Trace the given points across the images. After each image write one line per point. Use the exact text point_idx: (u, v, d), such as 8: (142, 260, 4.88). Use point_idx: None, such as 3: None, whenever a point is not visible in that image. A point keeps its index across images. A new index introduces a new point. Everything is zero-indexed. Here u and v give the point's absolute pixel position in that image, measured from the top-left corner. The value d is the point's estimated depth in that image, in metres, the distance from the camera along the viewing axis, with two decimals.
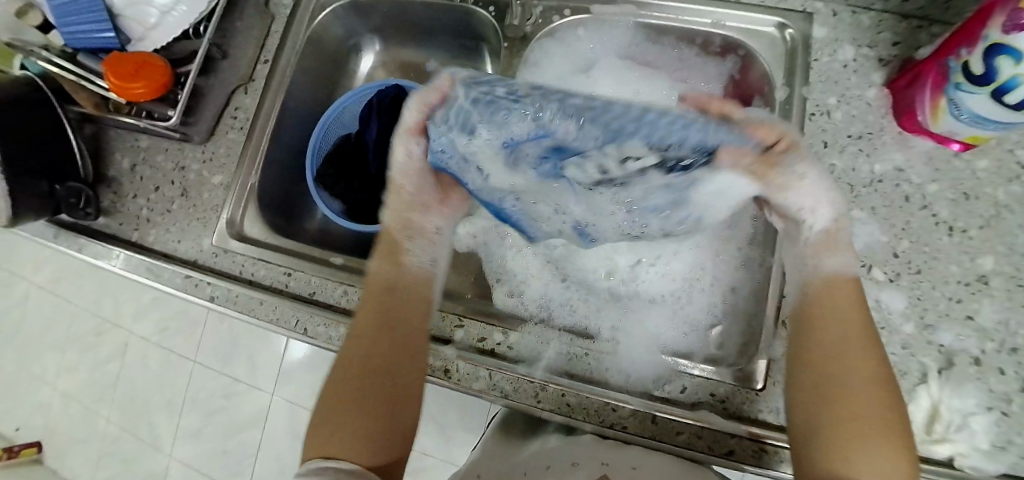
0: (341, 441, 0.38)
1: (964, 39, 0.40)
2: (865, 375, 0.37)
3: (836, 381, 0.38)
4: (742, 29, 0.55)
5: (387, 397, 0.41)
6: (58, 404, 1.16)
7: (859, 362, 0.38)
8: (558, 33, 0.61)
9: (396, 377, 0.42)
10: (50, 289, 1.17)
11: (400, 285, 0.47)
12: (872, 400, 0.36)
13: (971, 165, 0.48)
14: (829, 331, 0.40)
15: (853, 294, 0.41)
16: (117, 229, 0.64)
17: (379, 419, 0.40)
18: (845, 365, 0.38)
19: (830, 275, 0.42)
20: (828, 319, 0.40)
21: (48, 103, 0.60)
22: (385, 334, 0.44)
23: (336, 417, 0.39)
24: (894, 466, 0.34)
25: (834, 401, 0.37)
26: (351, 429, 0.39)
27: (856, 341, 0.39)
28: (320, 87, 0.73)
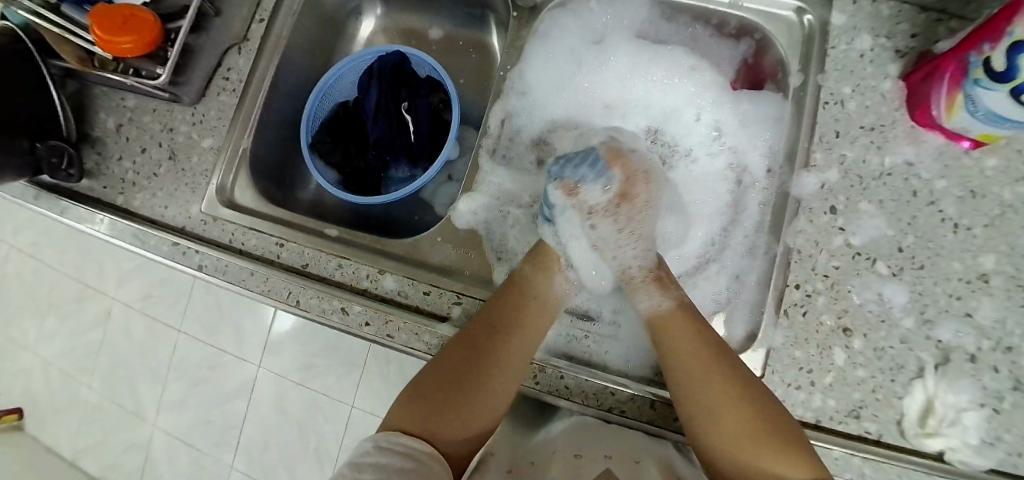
0: (431, 426, 0.41)
1: (988, 35, 0.39)
2: (704, 397, 0.42)
3: (693, 401, 0.42)
4: (759, 11, 0.54)
5: (472, 403, 0.43)
6: (37, 370, 1.14)
7: (705, 388, 0.42)
8: (571, 4, 0.58)
9: (484, 389, 0.44)
10: (29, 253, 1.14)
11: (528, 303, 0.49)
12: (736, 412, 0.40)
13: (980, 162, 0.47)
14: (677, 360, 0.44)
15: (687, 320, 0.46)
16: (102, 192, 0.62)
17: (465, 413, 0.43)
18: (694, 382, 0.43)
19: (660, 310, 0.48)
20: (678, 361, 0.44)
21: (28, 55, 0.56)
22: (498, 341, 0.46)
23: (413, 404, 0.42)
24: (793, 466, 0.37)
25: (698, 419, 0.42)
26: (437, 419, 0.41)
27: (693, 372, 0.43)
28: (318, 53, 0.71)
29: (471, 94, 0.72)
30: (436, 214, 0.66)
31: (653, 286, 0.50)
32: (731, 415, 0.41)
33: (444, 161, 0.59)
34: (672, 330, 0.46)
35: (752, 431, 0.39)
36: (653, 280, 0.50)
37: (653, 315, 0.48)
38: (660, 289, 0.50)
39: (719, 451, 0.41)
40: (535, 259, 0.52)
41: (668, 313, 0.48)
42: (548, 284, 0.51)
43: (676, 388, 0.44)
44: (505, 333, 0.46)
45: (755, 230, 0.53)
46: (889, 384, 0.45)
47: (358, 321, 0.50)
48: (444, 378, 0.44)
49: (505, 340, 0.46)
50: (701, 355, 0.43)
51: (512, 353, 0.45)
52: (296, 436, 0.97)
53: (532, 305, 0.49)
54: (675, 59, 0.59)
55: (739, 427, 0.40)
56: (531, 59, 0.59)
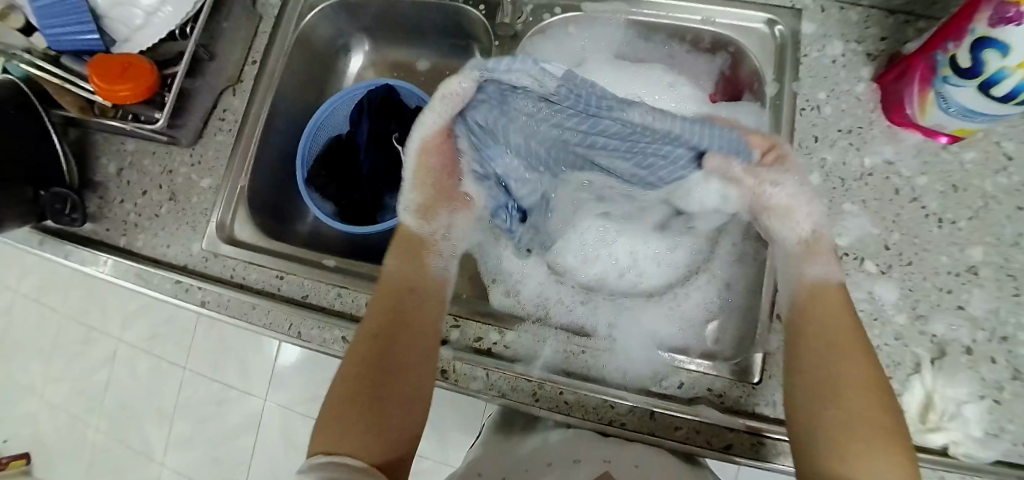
0: (352, 437, 0.38)
1: (951, 33, 0.40)
2: (851, 378, 0.38)
3: (829, 377, 0.39)
4: (732, 24, 0.56)
5: (387, 405, 0.42)
6: (46, 413, 1.14)
7: (847, 363, 0.39)
8: (550, 29, 0.61)
9: (395, 388, 0.43)
10: (35, 297, 1.15)
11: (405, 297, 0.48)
12: (869, 404, 0.37)
13: (959, 157, 0.48)
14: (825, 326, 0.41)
15: (842, 303, 0.42)
16: (105, 235, 0.63)
17: (381, 421, 0.40)
18: (838, 362, 0.39)
19: (811, 284, 0.44)
20: (813, 329, 0.42)
21: (32, 107, 0.58)
22: (393, 340, 0.45)
23: (331, 427, 0.40)
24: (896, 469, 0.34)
25: (822, 396, 0.38)
26: (353, 433, 0.39)
27: (835, 347, 0.40)
28: (310, 89, 0.73)
29: None
30: None
31: (815, 252, 0.45)
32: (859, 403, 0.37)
33: None
34: (823, 306, 0.42)
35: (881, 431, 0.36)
36: (813, 248, 0.46)
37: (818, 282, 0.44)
38: (825, 258, 0.45)
39: (830, 429, 0.37)
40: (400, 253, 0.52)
41: (828, 289, 0.43)
42: (421, 272, 0.51)
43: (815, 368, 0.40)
44: (404, 329, 0.46)
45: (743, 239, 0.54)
46: (888, 381, 0.45)
47: None
48: (351, 389, 0.42)
49: (399, 339, 0.45)
50: (841, 336, 0.40)
51: (412, 350, 0.45)
52: None
53: (411, 297, 0.49)
54: (655, 71, 0.60)
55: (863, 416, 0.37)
56: None
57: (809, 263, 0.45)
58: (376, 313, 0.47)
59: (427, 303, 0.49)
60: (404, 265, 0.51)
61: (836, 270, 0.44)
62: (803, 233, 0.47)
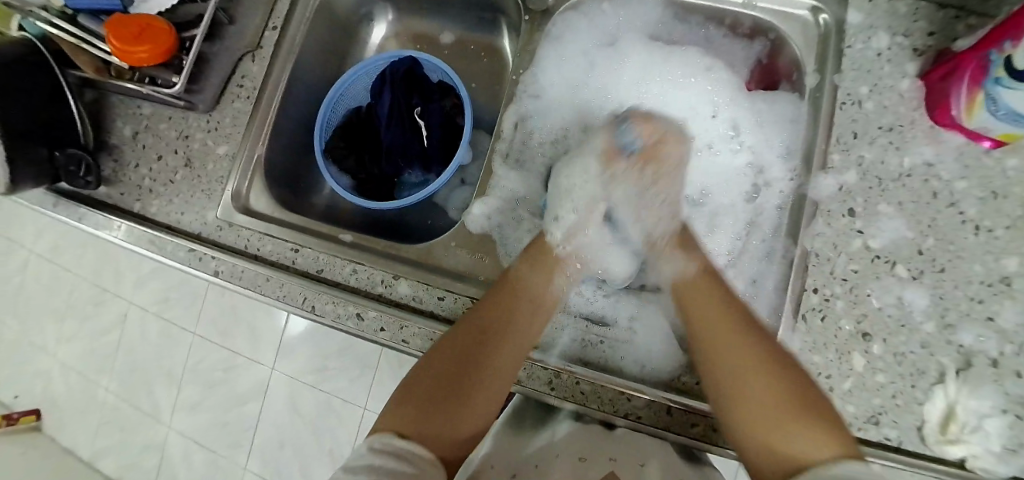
0: (423, 428, 0.40)
1: (1009, 32, 0.38)
2: (733, 366, 0.42)
3: (721, 375, 0.43)
4: (774, 10, 0.53)
5: (457, 403, 0.43)
6: (56, 371, 1.15)
7: (729, 348, 0.43)
8: (582, 6, 0.58)
9: (471, 391, 0.44)
10: (49, 257, 1.16)
11: (522, 304, 0.49)
12: (759, 383, 0.41)
13: (1002, 162, 0.46)
14: (699, 311, 0.47)
15: (724, 293, 0.47)
16: (119, 199, 0.63)
17: (453, 417, 0.42)
18: (720, 350, 0.44)
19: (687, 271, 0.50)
20: (699, 314, 0.46)
21: (47, 65, 0.57)
22: (486, 348, 0.46)
23: (404, 409, 0.42)
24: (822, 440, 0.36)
25: (727, 395, 0.42)
26: (423, 423, 0.41)
27: (715, 341, 0.44)
28: (330, 58, 0.71)
29: (481, 97, 0.72)
30: (448, 217, 0.67)
31: (675, 247, 0.52)
32: (754, 386, 0.41)
33: (456, 166, 0.60)
34: (694, 303, 0.48)
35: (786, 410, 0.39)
36: (676, 244, 0.52)
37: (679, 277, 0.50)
38: (683, 253, 0.51)
39: (735, 413, 0.41)
40: (534, 259, 0.52)
41: (692, 280, 0.49)
42: (546, 284, 0.51)
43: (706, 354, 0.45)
44: (499, 337, 0.46)
45: (772, 234, 0.52)
46: (910, 389, 0.44)
47: (373, 326, 0.51)
48: (432, 385, 0.44)
49: (496, 348, 0.46)
50: (718, 317, 0.45)
51: (504, 361, 0.46)
52: (309, 437, 0.97)
53: (526, 306, 0.49)
54: (690, 54, 0.59)
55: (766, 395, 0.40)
56: (542, 61, 0.59)
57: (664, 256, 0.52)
58: (491, 312, 0.47)
59: (530, 317, 0.49)
60: (537, 274, 0.51)
61: (687, 263, 0.50)
62: (653, 229, 0.53)
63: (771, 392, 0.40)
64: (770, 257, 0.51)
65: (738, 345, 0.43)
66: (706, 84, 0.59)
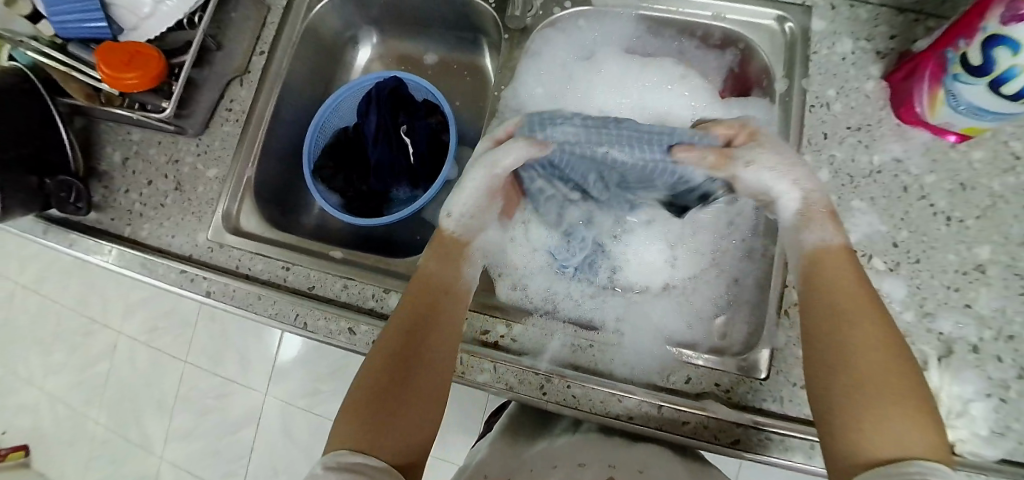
0: (370, 438, 0.37)
1: (963, 31, 0.40)
2: (854, 335, 0.36)
3: (835, 336, 0.37)
4: (742, 21, 0.56)
5: (404, 404, 0.40)
6: (44, 406, 1.13)
7: (855, 320, 0.37)
8: (560, 23, 0.61)
9: (413, 388, 0.41)
10: (37, 290, 1.15)
11: (438, 294, 0.48)
12: (877, 359, 0.35)
13: (967, 155, 0.48)
14: (832, 289, 0.40)
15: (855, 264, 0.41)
16: (109, 224, 0.63)
17: (400, 421, 0.39)
18: (840, 317, 0.38)
19: (818, 245, 0.42)
20: (831, 285, 0.40)
21: (37, 94, 0.58)
22: (416, 342, 0.44)
23: (348, 424, 0.38)
24: (916, 435, 0.31)
25: (831, 360, 0.36)
26: (372, 432, 0.37)
27: (849, 299, 0.38)
28: (317, 82, 0.73)
29: (467, 113, 0.74)
30: (437, 230, 0.68)
31: (828, 221, 0.43)
32: (872, 362, 0.35)
33: (443, 180, 0.61)
34: (824, 267, 0.41)
35: (899, 395, 0.33)
36: (827, 214, 0.44)
37: (818, 249, 0.42)
38: (834, 227, 0.43)
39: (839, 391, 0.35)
40: (437, 249, 0.51)
41: (832, 251, 0.42)
42: (456, 272, 0.50)
43: (817, 320, 0.39)
44: (428, 330, 0.45)
45: (752, 233, 0.54)
46: None
47: (364, 340, 0.51)
48: (370, 391, 0.40)
49: (424, 342, 0.44)
50: (855, 293, 0.38)
51: (433, 352, 0.44)
52: (305, 462, 0.96)
53: (443, 296, 0.48)
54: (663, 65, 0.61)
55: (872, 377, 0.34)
56: (524, 76, 0.61)
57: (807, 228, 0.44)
58: (409, 309, 0.46)
59: (451, 304, 0.48)
60: (438, 263, 0.50)
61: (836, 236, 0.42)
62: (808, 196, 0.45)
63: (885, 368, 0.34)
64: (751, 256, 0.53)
65: (866, 314, 0.37)
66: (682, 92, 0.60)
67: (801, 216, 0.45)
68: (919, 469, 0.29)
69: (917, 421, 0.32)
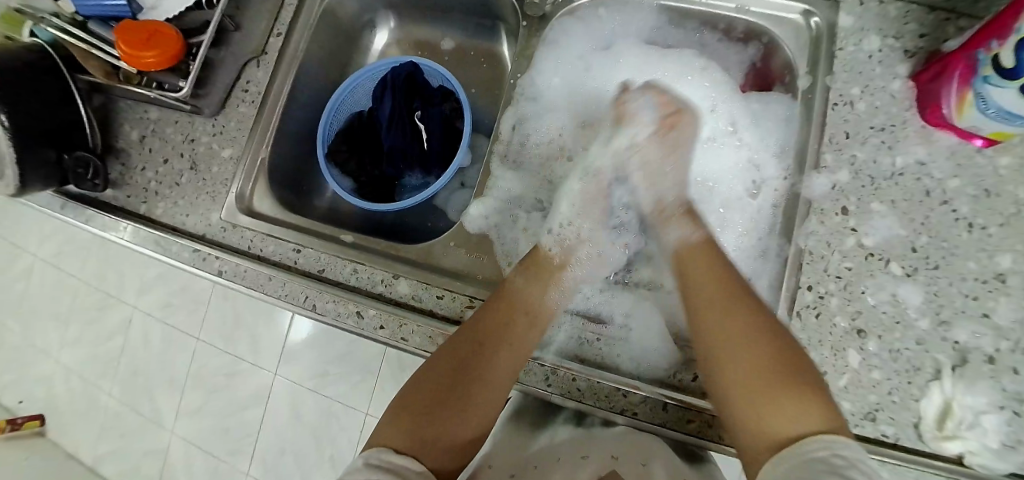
0: (417, 442, 0.39)
1: (996, 31, 0.39)
2: (740, 333, 0.42)
3: (713, 331, 0.43)
4: (766, 15, 0.54)
5: (453, 416, 0.42)
6: (59, 377, 1.16)
7: (725, 321, 0.43)
8: (580, 11, 0.59)
9: (469, 401, 0.43)
10: (54, 263, 1.17)
11: (519, 312, 0.48)
12: (752, 353, 0.41)
13: (994, 161, 0.47)
14: (698, 287, 0.46)
15: (716, 257, 0.48)
16: (125, 201, 0.64)
17: (447, 430, 0.41)
18: (709, 313, 0.44)
19: (687, 246, 0.49)
20: (694, 290, 0.47)
21: (57, 70, 0.58)
22: (486, 354, 0.45)
23: (399, 421, 0.41)
24: (806, 412, 0.36)
25: (718, 354, 0.42)
26: (419, 435, 0.40)
27: (714, 304, 0.44)
28: (333, 65, 0.73)
29: (481, 102, 0.74)
30: (448, 219, 0.68)
31: (685, 218, 0.51)
32: (749, 357, 0.41)
33: (456, 168, 0.61)
34: (693, 275, 0.47)
35: (792, 379, 0.38)
36: (685, 212, 0.51)
37: (682, 247, 0.50)
38: (691, 223, 0.51)
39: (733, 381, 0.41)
40: (530, 266, 0.51)
41: (696, 251, 0.48)
42: (544, 293, 0.50)
43: (699, 310, 0.45)
44: (496, 347, 0.45)
45: (767, 233, 0.53)
46: (906, 386, 0.44)
47: (372, 325, 0.51)
48: (426, 396, 0.43)
49: (492, 358, 0.45)
50: (712, 281, 0.46)
51: (499, 372, 0.45)
52: (311, 442, 0.98)
53: (522, 316, 0.48)
54: (686, 56, 0.60)
55: (753, 369, 0.40)
56: (540, 65, 0.60)
57: (670, 226, 0.52)
58: (486, 317, 0.47)
59: (531, 325, 0.48)
60: (531, 282, 0.50)
61: (693, 232, 0.50)
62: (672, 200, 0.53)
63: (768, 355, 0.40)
64: (765, 256, 0.52)
65: (741, 306, 0.43)
66: (703, 86, 0.60)
67: (656, 214, 0.53)
68: (830, 445, 0.33)
69: (808, 396, 0.37)
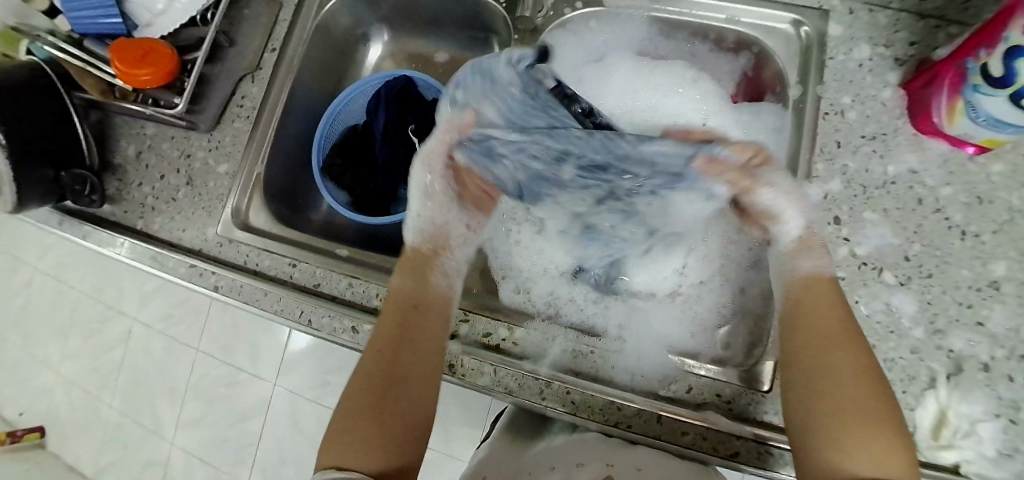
0: (361, 455, 0.39)
1: (985, 39, 0.39)
2: (846, 375, 0.38)
3: (823, 364, 0.39)
4: (756, 25, 0.55)
5: (391, 418, 0.42)
6: (61, 389, 1.17)
7: (840, 357, 0.39)
8: (571, 24, 0.60)
9: (402, 402, 0.43)
10: (56, 275, 1.18)
11: (407, 308, 0.48)
12: (850, 393, 0.37)
13: (986, 168, 0.47)
14: (805, 322, 0.42)
15: (835, 298, 0.42)
16: (122, 216, 0.64)
17: (390, 433, 0.41)
18: (818, 348, 0.40)
19: (806, 277, 0.44)
20: (812, 323, 0.41)
21: (54, 89, 0.59)
22: (396, 355, 0.45)
23: (344, 439, 0.40)
24: (895, 471, 0.34)
25: (821, 384, 0.38)
26: (360, 449, 0.39)
27: (831, 337, 0.40)
28: (328, 78, 0.73)
29: None
30: None
31: (808, 250, 0.45)
32: (855, 399, 0.37)
33: None
34: (809, 305, 0.43)
35: (891, 436, 0.35)
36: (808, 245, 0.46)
37: (813, 277, 0.44)
38: (818, 256, 0.45)
39: (828, 414, 0.37)
40: (407, 266, 0.52)
41: (818, 286, 0.43)
42: (428, 284, 0.51)
43: (804, 344, 0.41)
44: (416, 342, 0.46)
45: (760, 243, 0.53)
46: (901, 395, 0.44)
47: (367, 339, 0.51)
48: (360, 407, 0.42)
49: (403, 357, 0.45)
50: (839, 327, 0.40)
51: (417, 368, 0.45)
52: (310, 451, 0.98)
53: (415, 310, 0.48)
54: (680, 69, 0.59)
55: (864, 409, 0.36)
56: None
57: (803, 256, 0.45)
58: (382, 322, 0.47)
59: (429, 316, 0.48)
60: (412, 279, 0.51)
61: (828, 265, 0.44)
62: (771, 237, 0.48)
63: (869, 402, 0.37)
64: None
65: (856, 353, 0.39)
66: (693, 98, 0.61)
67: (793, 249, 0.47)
68: None
69: (898, 455, 0.35)
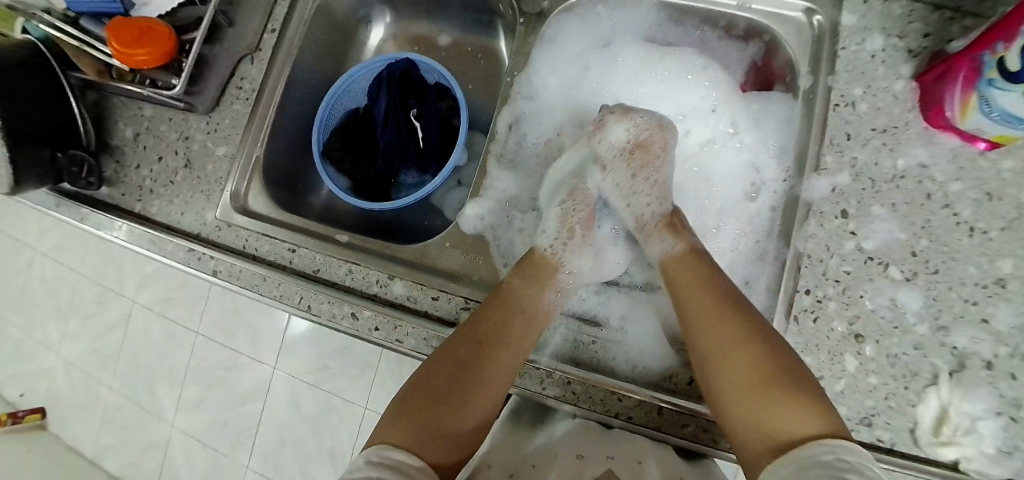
0: (416, 440, 0.40)
1: (1002, 34, 0.38)
2: (719, 340, 0.43)
3: (709, 343, 0.43)
4: (767, 13, 0.53)
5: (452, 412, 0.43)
6: (61, 370, 1.17)
7: (717, 333, 0.43)
8: (578, 9, 0.58)
9: (466, 400, 0.44)
10: (55, 257, 1.17)
11: (516, 317, 0.49)
12: (740, 360, 0.41)
13: (997, 164, 0.46)
14: (689, 300, 0.47)
15: (709, 275, 0.47)
16: (120, 199, 0.63)
17: (447, 428, 0.42)
18: (706, 320, 0.45)
19: (674, 254, 0.51)
20: (691, 305, 0.46)
21: (49, 68, 0.58)
22: (480, 355, 0.46)
23: (401, 419, 0.41)
24: (804, 413, 0.36)
25: (717, 359, 0.42)
26: (419, 433, 0.40)
27: (703, 317, 0.45)
28: (328, 61, 0.72)
29: (479, 99, 0.73)
30: (445, 218, 0.67)
31: (665, 231, 0.53)
32: (748, 362, 0.40)
33: (452, 167, 0.60)
34: (684, 286, 0.48)
35: (786, 385, 0.38)
36: (666, 225, 0.53)
37: (666, 257, 0.51)
38: (674, 235, 0.52)
39: (726, 384, 0.41)
40: (530, 271, 0.52)
41: (680, 258, 0.50)
42: (538, 298, 0.51)
43: (691, 321, 0.46)
44: (494, 350, 0.46)
45: (765, 235, 0.53)
46: (903, 391, 0.44)
47: (367, 326, 0.51)
48: (424, 394, 0.43)
49: (488, 359, 0.45)
50: (711, 304, 0.45)
51: (495, 375, 0.45)
52: (309, 435, 0.98)
53: (518, 319, 0.49)
54: (687, 56, 0.59)
55: (759, 366, 0.40)
56: (536, 65, 0.60)
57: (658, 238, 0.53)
58: (479, 319, 0.48)
59: (529, 328, 0.49)
60: (526, 286, 0.51)
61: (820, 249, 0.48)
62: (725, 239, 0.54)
63: (759, 364, 0.40)
64: (763, 259, 0.51)
65: (723, 323, 0.43)
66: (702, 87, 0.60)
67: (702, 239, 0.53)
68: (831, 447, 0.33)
69: (801, 398, 0.37)
